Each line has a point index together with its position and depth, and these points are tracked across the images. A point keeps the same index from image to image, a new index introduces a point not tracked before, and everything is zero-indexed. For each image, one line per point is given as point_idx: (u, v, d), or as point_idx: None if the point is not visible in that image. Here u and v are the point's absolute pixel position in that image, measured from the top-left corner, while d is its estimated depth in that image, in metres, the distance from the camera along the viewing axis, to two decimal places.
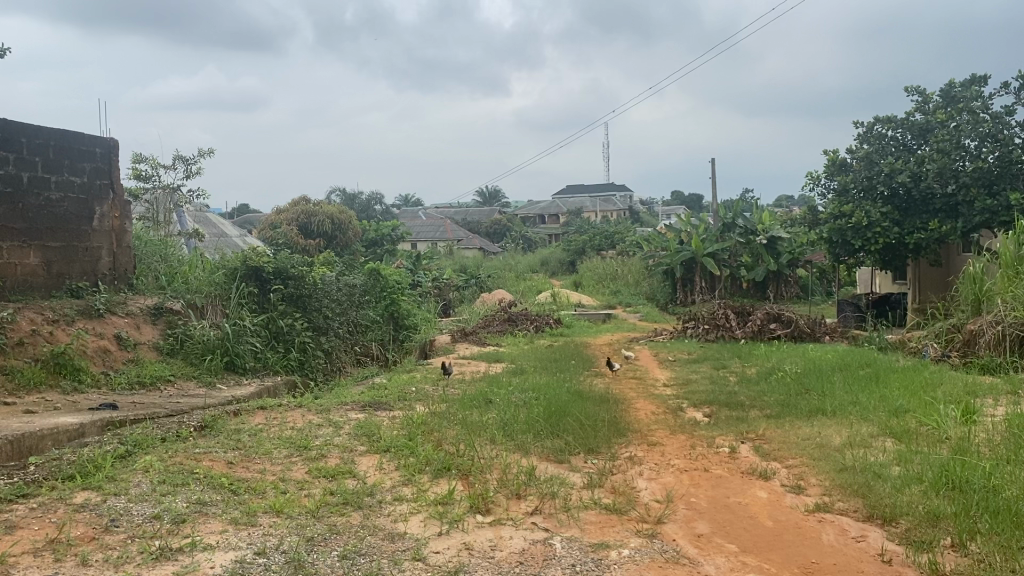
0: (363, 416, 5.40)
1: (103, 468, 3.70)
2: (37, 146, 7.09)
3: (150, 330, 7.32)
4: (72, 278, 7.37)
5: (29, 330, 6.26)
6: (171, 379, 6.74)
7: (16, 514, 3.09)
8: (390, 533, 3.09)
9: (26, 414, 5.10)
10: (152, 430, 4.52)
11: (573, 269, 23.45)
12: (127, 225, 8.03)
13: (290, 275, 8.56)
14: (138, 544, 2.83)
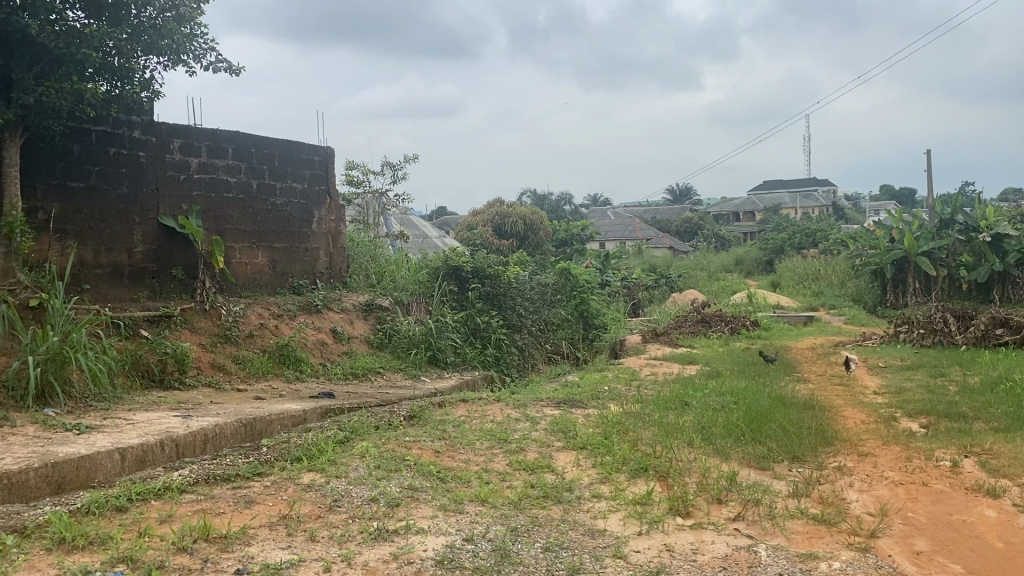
0: (558, 413, 5.49)
1: (326, 452, 4.01)
2: (264, 155, 7.74)
3: (362, 325, 7.86)
4: (294, 277, 8.03)
5: (257, 323, 6.89)
6: (380, 371, 7.16)
7: (253, 490, 3.42)
8: (590, 529, 3.13)
9: (257, 400, 5.61)
10: (367, 418, 4.84)
11: (771, 268, 22.45)
12: (342, 228, 8.62)
13: (487, 274, 8.86)
14: (357, 524, 3.05)
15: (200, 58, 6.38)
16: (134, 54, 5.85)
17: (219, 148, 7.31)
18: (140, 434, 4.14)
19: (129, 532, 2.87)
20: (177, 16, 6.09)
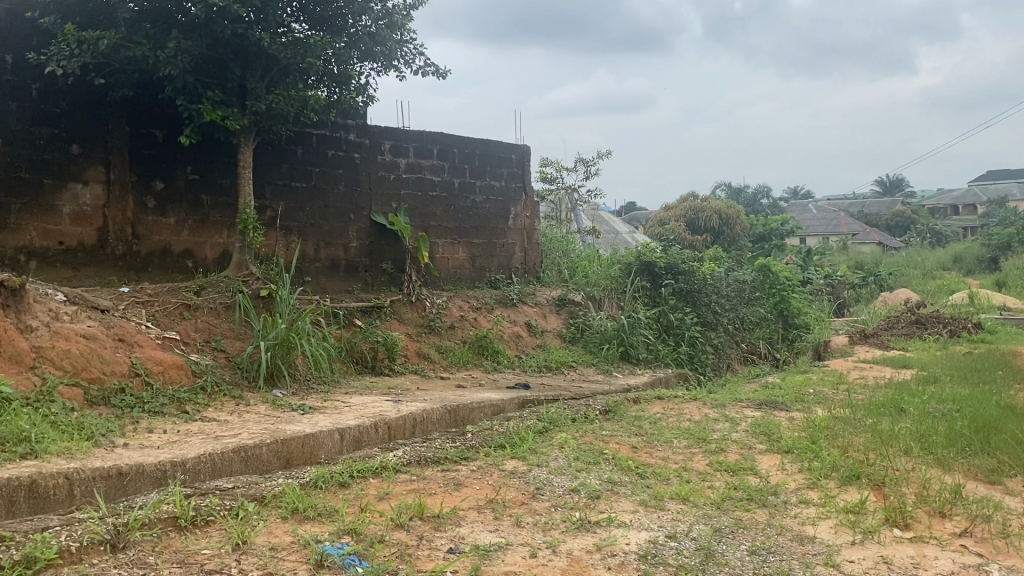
0: (759, 414, 5.32)
1: (527, 440, 4.12)
2: (466, 155, 8.02)
3: (555, 319, 8.02)
4: (491, 272, 8.29)
5: (457, 315, 7.19)
6: (573, 365, 7.24)
7: (461, 474, 3.58)
8: (797, 534, 3.02)
9: (458, 389, 5.85)
10: (565, 410, 4.91)
11: (996, 267, 20.54)
12: (537, 224, 8.79)
13: (680, 270, 8.70)
14: (560, 513, 3.11)
15: (409, 62, 6.69)
16: (350, 60, 6.23)
17: (425, 149, 7.66)
18: (356, 416, 4.45)
19: (352, 506, 3.09)
20: (390, 24, 6.38)
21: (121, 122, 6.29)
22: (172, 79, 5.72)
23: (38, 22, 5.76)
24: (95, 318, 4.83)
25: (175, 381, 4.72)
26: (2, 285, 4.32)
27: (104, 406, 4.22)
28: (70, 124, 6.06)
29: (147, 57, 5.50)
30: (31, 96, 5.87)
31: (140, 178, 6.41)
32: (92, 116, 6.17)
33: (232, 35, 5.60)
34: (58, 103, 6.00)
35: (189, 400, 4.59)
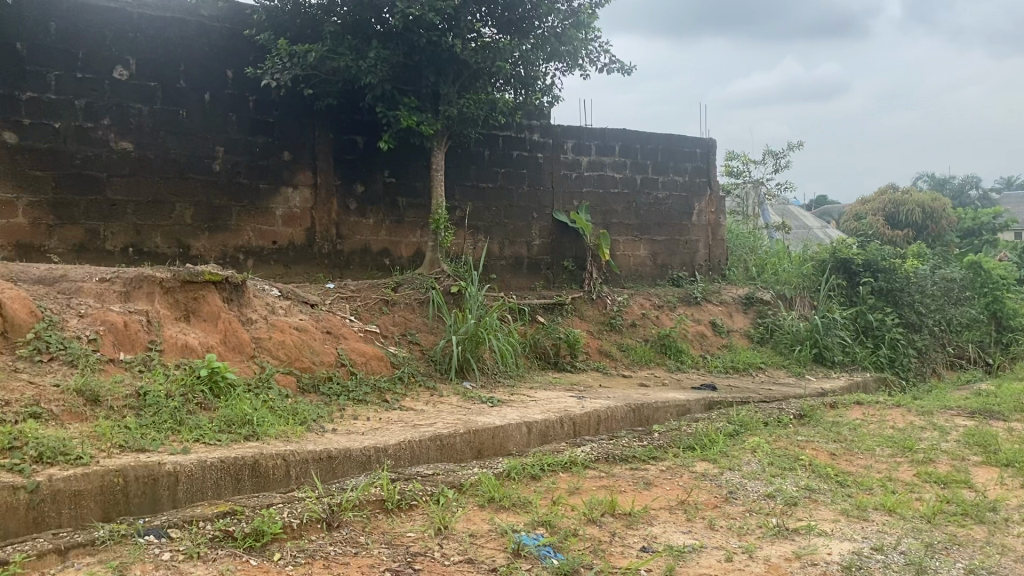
0: (973, 423, 4.94)
1: (717, 443, 4.04)
2: (649, 150, 7.94)
3: (741, 318, 7.81)
4: (673, 269, 8.19)
5: (640, 313, 7.16)
6: (761, 366, 7.00)
7: (650, 473, 3.57)
8: (1022, 556, 2.78)
9: (643, 387, 5.82)
10: (755, 413, 4.78)
11: None
12: (723, 220, 8.57)
13: (880, 267, 8.17)
14: (756, 518, 3.03)
15: (595, 60, 6.70)
16: (537, 61, 6.34)
17: (608, 146, 7.66)
18: (544, 411, 4.53)
19: (544, 498, 3.16)
20: (576, 23, 6.37)
21: (326, 128, 6.72)
22: (372, 87, 6.05)
23: (255, 39, 6.25)
24: (305, 312, 5.20)
25: (374, 372, 4.99)
26: (227, 281, 4.75)
27: (313, 393, 4.53)
28: (282, 132, 6.54)
29: (350, 68, 5.84)
30: (249, 107, 6.39)
31: (342, 181, 6.84)
32: (301, 124, 6.63)
33: (427, 43, 5.83)
34: (272, 113, 6.49)
35: (387, 390, 4.85)
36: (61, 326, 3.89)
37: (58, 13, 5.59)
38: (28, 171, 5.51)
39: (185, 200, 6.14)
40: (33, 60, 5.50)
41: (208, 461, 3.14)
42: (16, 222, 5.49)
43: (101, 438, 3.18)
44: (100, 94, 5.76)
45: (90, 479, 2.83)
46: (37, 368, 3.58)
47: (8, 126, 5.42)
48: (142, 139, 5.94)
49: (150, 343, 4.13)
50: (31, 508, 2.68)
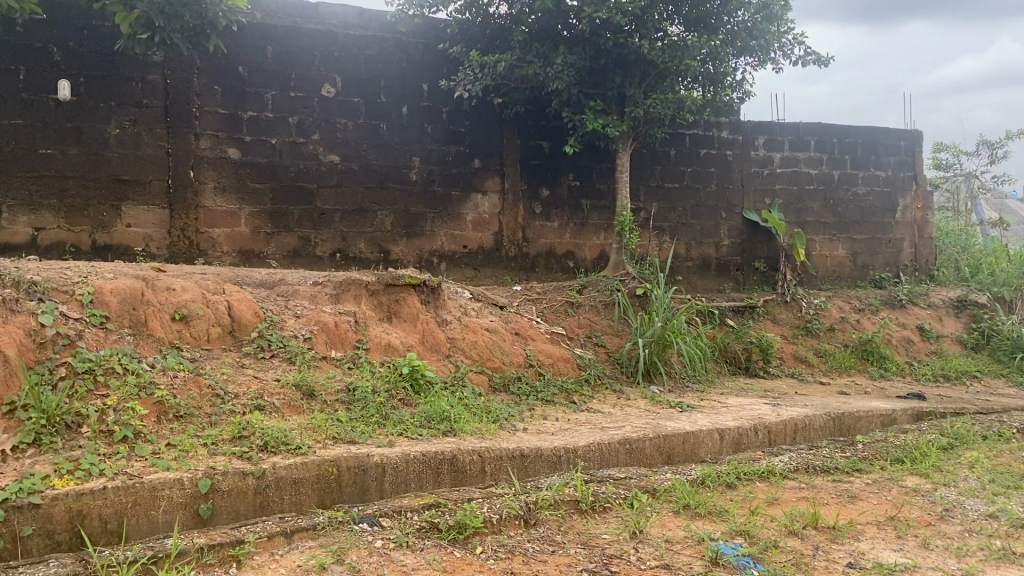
0: None
1: (929, 456, 3.77)
2: (847, 144, 7.54)
3: (953, 323, 7.25)
4: (875, 270, 7.73)
5: (838, 317, 6.82)
6: (977, 375, 6.46)
7: (855, 486, 3.39)
8: None
9: (842, 395, 5.53)
10: (973, 426, 4.42)
11: None
12: (931, 216, 7.98)
13: None
14: (977, 539, 2.80)
15: (788, 53, 6.46)
16: (727, 57, 6.19)
17: (802, 142, 7.35)
18: (736, 417, 4.42)
19: (742, 508, 3.08)
20: (768, 15, 6.16)
21: (514, 135, 6.89)
22: (560, 92, 6.13)
23: (449, 51, 6.51)
24: (496, 314, 5.36)
25: (562, 373, 5.05)
26: (424, 284, 4.98)
27: (505, 393, 4.65)
28: (473, 140, 6.77)
29: (539, 74, 5.96)
30: (442, 117, 6.66)
31: (530, 186, 6.98)
32: (490, 132, 6.84)
33: (614, 46, 5.84)
34: (464, 123, 6.73)
35: (576, 391, 4.89)
36: (280, 325, 4.23)
37: (274, 38, 6.07)
38: (249, 185, 6.02)
39: (385, 208, 6.49)
40: (253, 82, 6.00)
41: (411, 454, 3.30)
42: (239, 231, 6.01)
43: (316, 430, 3.43)
44: (310, 111, 6.20)
45: (308, 468, 3.05)
46: (260, 364, 3.91)
47: (232, 144, 5.94)
48: (347, 151, 6.33)
49: (356, 342, 4.40)
50: (258, 493, 2.92)
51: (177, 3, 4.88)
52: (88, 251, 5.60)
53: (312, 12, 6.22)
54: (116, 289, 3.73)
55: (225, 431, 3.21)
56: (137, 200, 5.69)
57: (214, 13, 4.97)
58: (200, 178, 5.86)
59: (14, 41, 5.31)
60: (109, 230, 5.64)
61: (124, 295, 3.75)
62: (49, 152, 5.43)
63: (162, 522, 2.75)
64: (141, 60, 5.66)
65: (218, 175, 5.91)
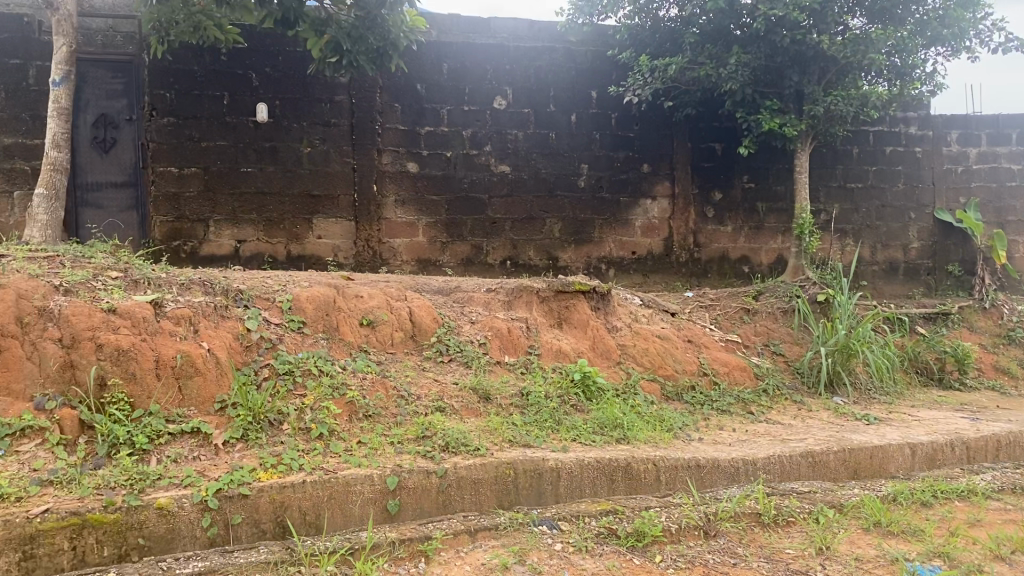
0: None
1: None
2: None
3: None
4: None
5: None
6: None
7: None
8: None
9: None
10: None
11: None
12: None
13: None
14: None
15: (986, 40, 5.99)
16: (916, 49, 5.82)
17: (1002, 134, 6.80)
18: (930, 432, 4.14)
19: (940, 528, 2.89)
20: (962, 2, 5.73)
21: (685, 139, 6.80)
22: (733, 93, 5.99)
23: (618, 57, 6.51)
24: (667, 321, 5.30)
25: (739, 382, 4.91)
26: (595, 290, 4.99)
27: (678, 401, 4.58)
28: (642, 146, 6.73)
29: (712, 76, 5.85)
30: (611, 124, 6.67)
31: (701, 190, 6.86)
32: (660, 137, 6.78)
33: (791, 43, 5.63)
34: (633, 128, 6.71)
35: (753, 401, 4.75)
36: (457, 331, 4.38)
37: (449, 55, 6.30)
38: (427, 196, 6.26)
39: (555, 216, 6.58)
40: (429, 98, 6.25)
41: (586, 460, 3.33)
42: (417, 240, 6.28)
43: (493, 432, 3.52)
44: (482, 124, 6.38)
45: (487, 469, 3.14)
46: (439, 367, 4.06)
47: (410, 158, 6.21)
48: (517, 161, 6.46)
49: (529, 348, 4.47)
50: (441, 491, 3.04)
51: (362, 27, 5.17)
52: (283, 261, 6.01)
53: (484, 27, 6.40)
54: (310, 297, 3.99)
55: (409, 431, 3.36)
56: (326, 213, 6.06)
57: (396, 35, 5.22)
58: (381, 191, 6.16)
59: (219, 70, 5.79)
60: (301, 241, 6.03)
61: (317, 302, 4.00)
62: (249, 171, 5.88)
63: (355, 516, 2.91)
64: (328, 82, 6.02)
65: (398, 188, 6.20)
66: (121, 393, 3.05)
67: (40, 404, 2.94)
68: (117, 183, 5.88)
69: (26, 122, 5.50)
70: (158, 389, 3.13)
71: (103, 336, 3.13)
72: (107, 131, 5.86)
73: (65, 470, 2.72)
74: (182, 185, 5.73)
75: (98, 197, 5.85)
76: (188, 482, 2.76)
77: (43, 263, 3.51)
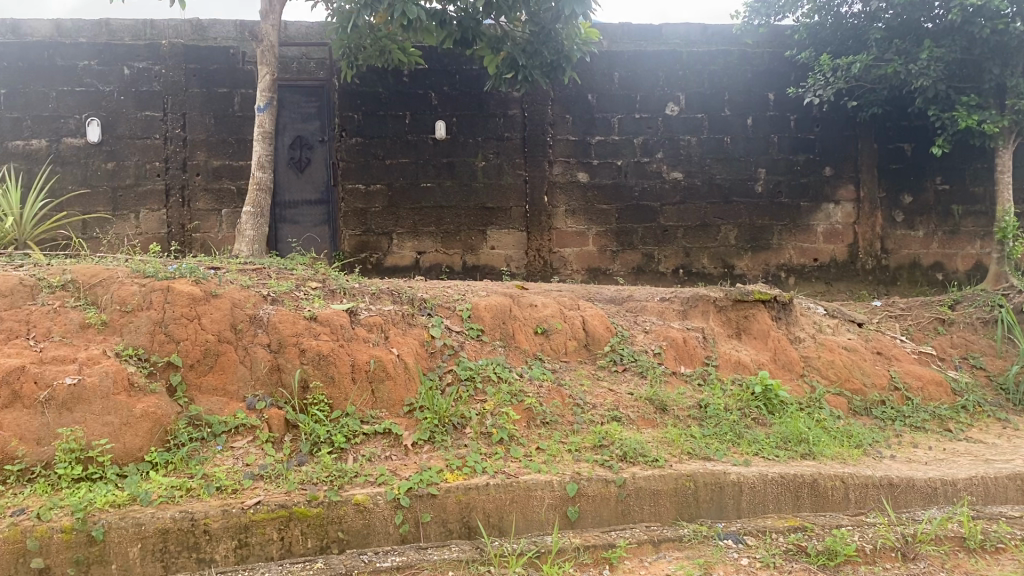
0: None
1: None
2: None
3: None
4: None
5: None
6: None
7: None
8: None
9: None
10: None
11: None
12: None
13: None
14: None
15: None
16: None
17: None
18: None
19: None
20: None
21: (870, 140, 6.47)
22: (925, 90, 5.63)
23: (797, 58, 6.29)
24: (853, 332, 5.05)
25: (935, 398, 4.60)
26: (775, 299, 4.84)
27: (867, 417, 4.36)
28: (823, 148, 6.47)
29: (900, 73, 5.53)
30: (789, 127, 6.45)
31: (888, 193, 6.51)
32: (843, 138, 6.48)
33: (990, 34, 5.23)
34: (813, 130, 6.46)
35: (951, 418, 4.44)
36: (632, 340, 4.37)
37: (620, 64, 6.31)
38: (598, 206, 6.30)
39: (729, 223, 6.43)
40: (601, 108, 6.28)
41: (770, 475, 3.23)
42: (588, 250, 6.32)
43: (671, 444, 3.49)
44: (655, 130, 6.35)
45: (666, 481, 3.12)
46: (615, 377, 4.07)
47: (582, 168, 6.27)
48: (690, 168, 6.38)
49: (706, 358, 4.40)
50: (620, 501, 3.04)
51: (536, 42, 5.29)
52: (459, 271, 6.23)
53: (655, 35, 6.36)
54: (489, 305, 4.10)
55: (587, 439, 3.39)
56: (499, 224, 6.23)
57: (569, 48, 5.29)
58: (553, 202, 6.26)
59: (402, 90, 6.09)
60: (476, 252, 6.23)
61: (495, 310, 4.10)
62: (428, 185, 6.14)
63: (536, 520, 2.97)
64: (503, 97, 6.19)
65: (569, 198, 6.27)
66: (321, 395, 3.28)
67: (250, 403, 3.20)
68: (311, 200, 6.31)
69: (232, 145, 6.01)
70: (353, 391, 3.34)
71: (306, 342, 3.37)
72: (302, 151, 6.30)
73: (273, 466, 2.94)
74: (368, 201, 6.06)
75: (294, 213, 6.30)
76: (382, 480, 2.93)
77: (252, 275, 3.83)
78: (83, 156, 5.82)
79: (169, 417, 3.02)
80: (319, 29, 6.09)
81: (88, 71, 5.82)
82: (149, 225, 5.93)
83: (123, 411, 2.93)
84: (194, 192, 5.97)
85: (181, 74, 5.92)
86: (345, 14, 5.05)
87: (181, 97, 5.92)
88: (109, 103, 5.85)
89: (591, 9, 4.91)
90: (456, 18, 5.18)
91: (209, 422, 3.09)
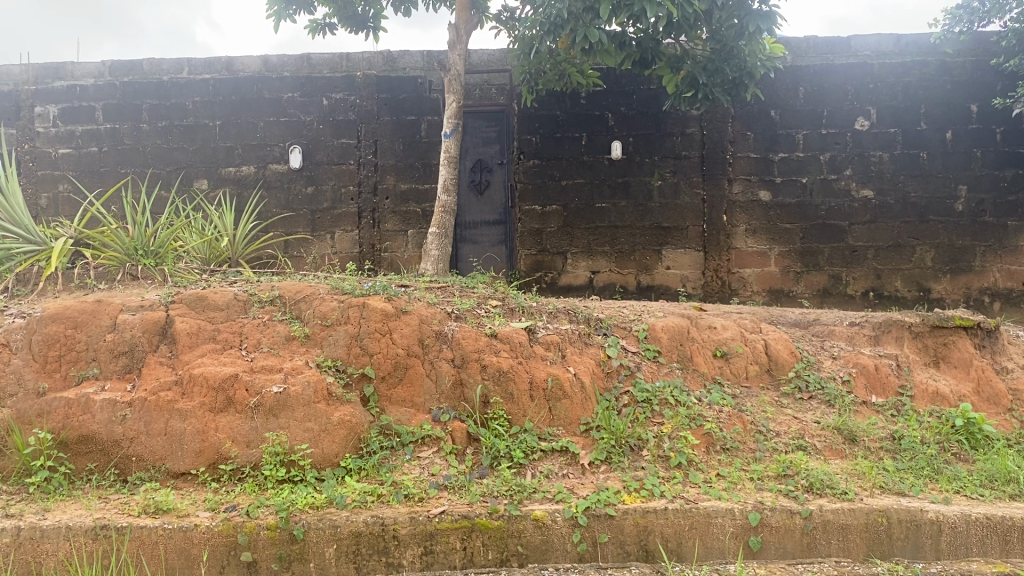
0: None
1: None
2: None
3: None
4: None
5: None
6: None
7: None
8: None
9: None
10: None
11: None
12: None
13: None
14: None
15: None
16: None
17: None
18: None
19: None
20: None
21: None
22: None
23: (1005, 66, 5.84)
24: None
25: None
26: (979, 326, 4.49)
27: None
28: None
29: None
30: (996, 140, 5.99)
31: None
32: None
33: None
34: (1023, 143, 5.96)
35: None
36: (818, 366, 4.19)
37: (806, 79, 6.10)
38: (781, 225, 6.10)
39: (925, 243, 6.04)
40: (785, 124, 6.10)
41: (973, 516, 3.00)
42: (770, 271, 6.13)
43: (862, 476, 3.32)
44: (843, 146, 6.08)
45: (856, 515, 2.97)
46: (799, 405, 3.92)
47: (764, 186, 6.10)
48: (882, 185, 6.06)
49: (900, 388, 4.14)
50: (806, 533, 2.93)
51: (718, 60, 5.23)
52: (634, 290, 6.22)
53: (844, 47, 6.11)
54: (666, 327, 4.06)
55: (770, 468, 3.29)
56: (675, 244, 6.16)
57: (753, 64, 5.18)
58: (732, 221, 6.12)
59: (580, 112, 6.18)
60: (651, 272, 6.19)
61: (672, 332, 4.06)
62: (604, 205, 6.17)
63: (717, 548, 2.91)
64: (682, 116, 6.13)
65: (750, 217, 6.11)
66: (501, 411, 3.38)
67: (436, 416, 3.35)
68: (490, 221, 6.50)
69: (419, 169, 6.30)
70: (531, 408, 3.41)
71: (487, 357, 3.48)
72: (483, 174, 6.51)
73: (457, 477, 3.06)
74: (545, 222, 6.19)
75: (474, 234, 6.51)
76: (559, 497, 2.97)
77: (439, 293, 4.00)
78: (286, 181, 6.31)
79: (363, 426, 3.21)
80: (500, 55, 6.29)
81: (292, 103, 6.31)
82: (343, 245, 6.33)
83: (322, 418, 3.14)
84: (384, 214, 6.31)
85: (374, 103, 6.29)
86: (528, 40, 5.18)
87: (373, 125, 6.29)
88: (310, 132, 6.31)
89: (778, 24, 4.79)
90: (636, 39, 5.17)
91: (399, 432, 3.25)
